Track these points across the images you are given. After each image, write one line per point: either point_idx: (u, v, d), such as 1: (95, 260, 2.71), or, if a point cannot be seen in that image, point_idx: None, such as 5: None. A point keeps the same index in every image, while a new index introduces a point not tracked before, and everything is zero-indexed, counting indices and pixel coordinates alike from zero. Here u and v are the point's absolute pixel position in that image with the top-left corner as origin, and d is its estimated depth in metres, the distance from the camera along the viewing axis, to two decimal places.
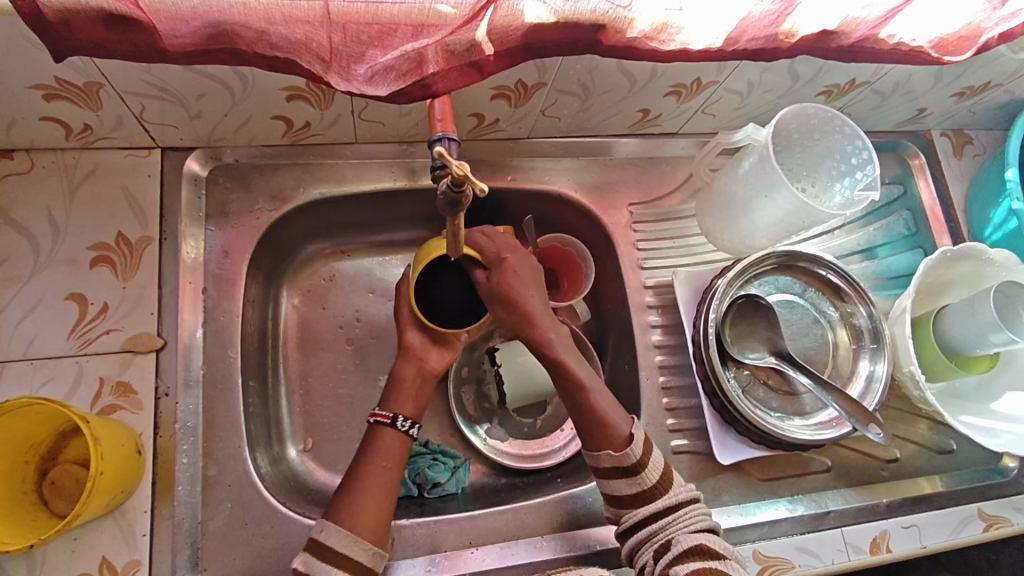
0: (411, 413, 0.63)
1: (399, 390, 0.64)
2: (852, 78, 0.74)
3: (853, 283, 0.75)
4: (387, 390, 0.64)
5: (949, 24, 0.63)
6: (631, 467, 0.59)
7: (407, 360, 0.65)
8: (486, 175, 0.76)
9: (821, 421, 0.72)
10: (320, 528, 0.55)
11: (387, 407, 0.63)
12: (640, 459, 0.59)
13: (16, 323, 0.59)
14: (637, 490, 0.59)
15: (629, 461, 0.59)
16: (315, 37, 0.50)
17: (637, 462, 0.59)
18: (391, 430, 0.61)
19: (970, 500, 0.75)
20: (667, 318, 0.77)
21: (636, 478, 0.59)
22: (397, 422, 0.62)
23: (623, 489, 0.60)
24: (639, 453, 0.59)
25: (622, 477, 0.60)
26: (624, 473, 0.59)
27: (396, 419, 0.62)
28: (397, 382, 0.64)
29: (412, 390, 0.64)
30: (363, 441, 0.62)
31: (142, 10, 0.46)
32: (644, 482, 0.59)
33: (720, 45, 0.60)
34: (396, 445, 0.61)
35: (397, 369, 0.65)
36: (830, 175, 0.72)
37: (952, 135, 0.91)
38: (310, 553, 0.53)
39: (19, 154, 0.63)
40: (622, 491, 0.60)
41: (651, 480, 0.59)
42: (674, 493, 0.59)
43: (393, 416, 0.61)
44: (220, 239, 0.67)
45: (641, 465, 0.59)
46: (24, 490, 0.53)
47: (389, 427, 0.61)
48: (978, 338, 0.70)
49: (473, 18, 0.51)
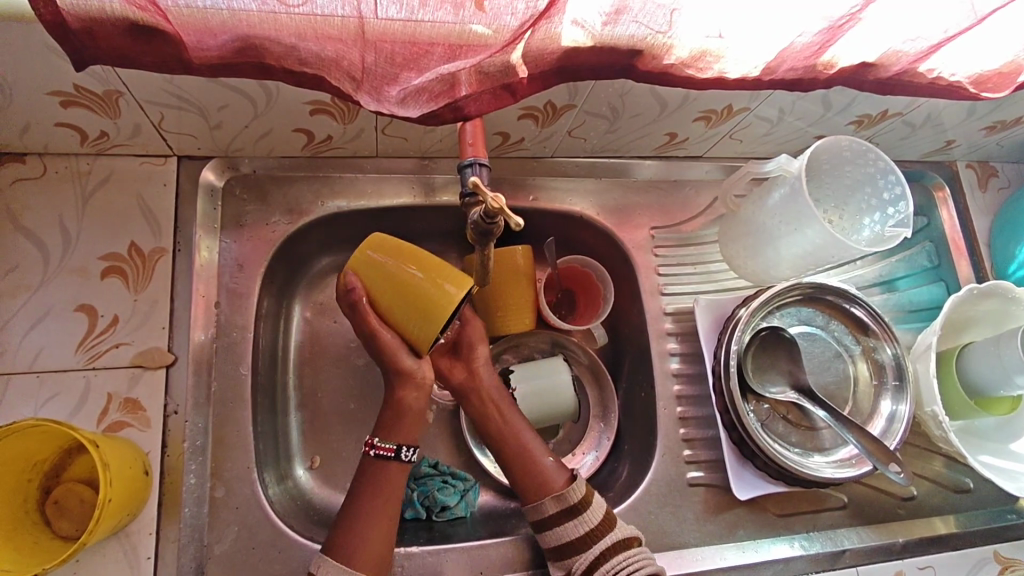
0: (412, 439, 0.61)
1: (404, 419, 0.61)
2: (885, 109, 0.72)
3: (879, 319, 0.74)
4: (383, 418, 0.61)
5: (992, 59, 0.61)
6: (576, 504, 0.60)
7: (410, 387, 0.61)
8: (508, 193, 0.75)
9: (841, 459, 0.71)
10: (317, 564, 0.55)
11: (389, 440, 0.60)
12: (582, 497, 0.61)
13: (23, 334, 0.58)
14: (583, 530, 0.59)
15: (573, 499, 0.61)
16: (347, 55, 0.48)
17: (581, 499, 0.61)
18: (396, 463, 0.59)
19: (985, 542, 0.73)
20: (686, 345, 0.75)
21: (582, 516, 0.60)
22: (401, 454, 0.60)
23: (573, 531, 0.59)
24: (582, 492, 0.61)
25: (569, 518, 0.60)
26: (570, 512, 0.60)
27: (400, 451, 0.60)
28: (397, 410, 0.61)
29: (414, 420, 0.61)
30: (360, 473, 0.60)
31: (171, 22, 0.44)
32: (590, 519, 0.60)
33: (758, 74, 0.58)
34: (397, 479, 0.59)
35: (400, 397, 0.61)
36: (860, 208, 0.71)
37: (977, 167, 0.90)
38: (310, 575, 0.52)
39: (31, 159, 0.61)
40: (570, 534, 0.59)
41: (596, 517, 0.60)
42: (617, 531, 0.60)
43: (397, 449, 0.59)
44: (235, 251, 0.66)
45: (585, 502, 0.61)
46: (25, 510, 0.52)
47: (394, 461, 0.59)
48: (1003, 378, 0.69)
49: (512, 42, 0.49)
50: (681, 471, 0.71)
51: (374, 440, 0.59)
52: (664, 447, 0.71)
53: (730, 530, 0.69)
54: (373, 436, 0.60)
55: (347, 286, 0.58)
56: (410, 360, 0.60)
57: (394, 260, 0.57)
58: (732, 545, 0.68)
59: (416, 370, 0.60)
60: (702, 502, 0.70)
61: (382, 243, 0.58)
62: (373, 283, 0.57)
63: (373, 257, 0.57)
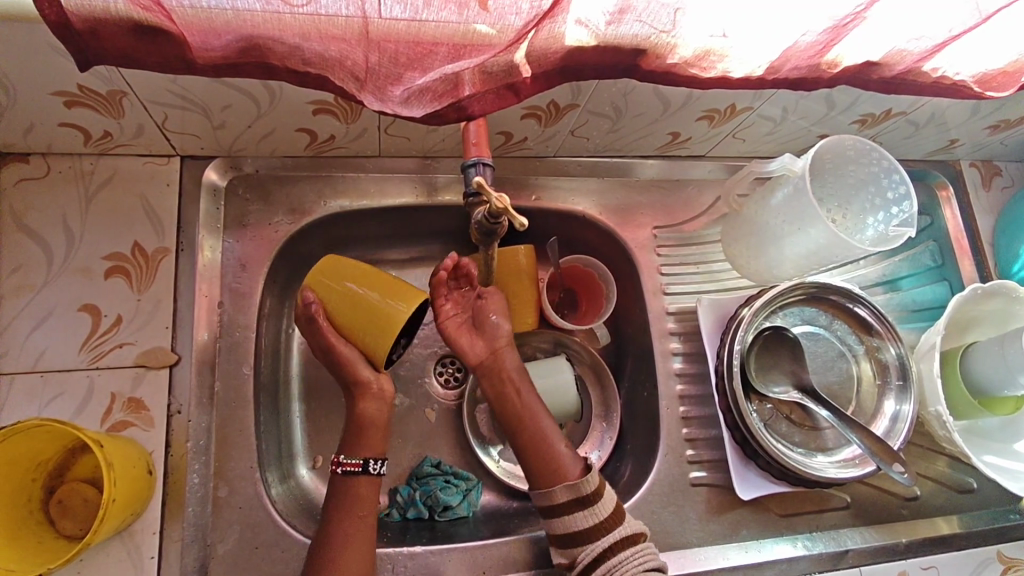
0: (378, 452, 0.62)
1: (367, 433, 0.62)
2: (888, 108, 0.72)
3: (883, 319, 0.74)
4: (347, 435, 0.62)
5: (997, 59, 0.61)
6: (587, 496, 0.60)
7: (369, 399, 0.63)
8: (510, 193, 0.75)
9: (844, 459, 0.71)
10: None
11: (355, 455, 0.61)
12: (595, 489, 0.60)
13: (26, 333, 0.58)
14: (592, 521, 0.59)
15: (585, 490, 0.60)
16: (351, 55, 0.48)
17: (594, 491, 0.60)
18: (365, 477, 0.60)
19: (989, 541, 0.73)
20: (690, 345, 0.75)
21: (593, 508, 0.59)
22: (369, 467, 0.60)
23: (581, 522, 0.59)
24: (595, 484, 0.61)
25: (579, 509, 0.60)
26: (581, 503, 0.60)
27: (367, 464, 0.60)
28: (358, 423, 0.63)
29: (377, 431, 0.63)
30: (331, 492, 0.60)
31: (175, 23, 0.44)
32: (600, 511, 0.59)
33: (761, 73, 0.58)
34: (367, 495, 0.59)
35: (359, 410, 0.63)
36: (863, 207, 0.71)
37: (981, 166, 0.90)
38: None
39: (34, 158, 0.61)
40: (579, 525, 0.59)
41: (606, 509, 0.60)
42: (626, 526, 0.59)
43: (364, 463, 0.60)
44: (238, 250, 0.66)
45: (598, 494, 0.60)
46: (29, 510, 0.52)
47: (362, 475, 0.60)
48: (1006, 378, 0.69)
49: (515, 42, 0.49)
50: (683, 470, 0.71)
51: (339, 457, 0.60)
52: (667, 446, 0.71)
53: (733, 531, 0.69)
54: (340, 454, 0.61)
55: (306, 301, 0.61)
56: (367, 372, 0.62)
57: (352, 278, 0.61)
58: (735, 545, 0.68)
59: (372, 381, 0.62)
60: (705, 502, 0.70)
61: (341, 265, 0.62)
62: (331, 299, 0.61)
63: (332, 275, 0.61)
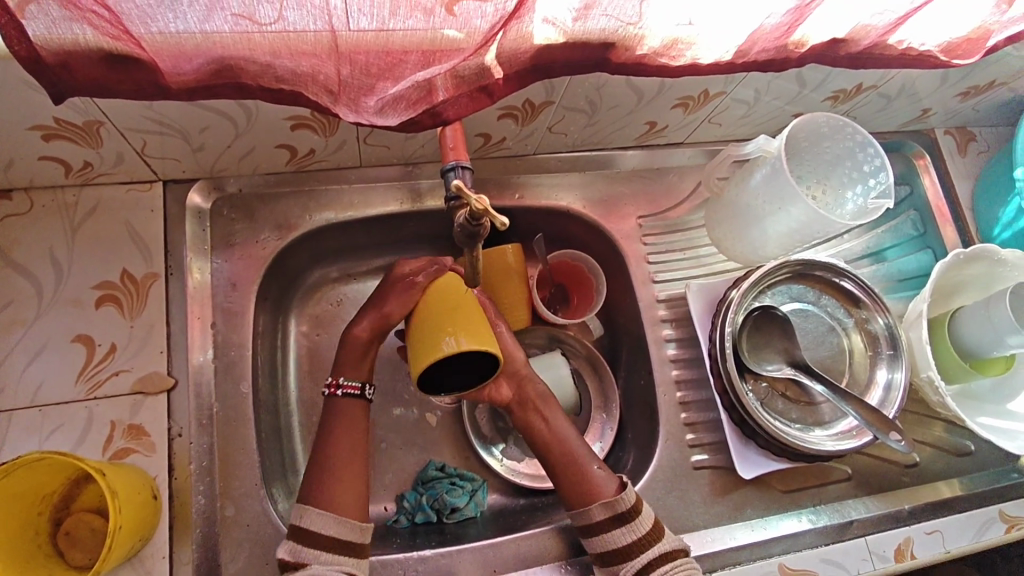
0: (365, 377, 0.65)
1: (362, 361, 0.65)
2: (859, 83, 0.73)
3: (869, 291, 0.75)
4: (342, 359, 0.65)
5: (959, 28, 0.62)
6: (625, 512, 0.60)
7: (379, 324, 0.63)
8: (494, 193, 0.75)
9: (841, 431, 0.72)
10: (300, 513, 0.55)
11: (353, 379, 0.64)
12: (632, 506, 0.60)
13: (22, 369, 0.58)
14: (632, 538, 0.59)
15: (622, 506, 0.60)
16: (322, 69, 0.48)
17: (632, 507, 0.60)
18: (359, 400, 0.63)
19: (991, 502, 0.74)
20: (681, 331, 0.76)
21: (632, 524, 0.59)
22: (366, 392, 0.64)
23: (622, 538, 0.59)
24: (632, 500, 0.60)
25: (617, 527, 0.59)
26: (618, 520, 0.59)
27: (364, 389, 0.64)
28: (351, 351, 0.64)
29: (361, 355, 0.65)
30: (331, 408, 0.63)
31: (144, 49, 0.44)
32: (639, 529, 0.59)
33: (731, 57, 0.59)
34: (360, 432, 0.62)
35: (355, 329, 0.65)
36: (842, 181, 0.71)
37: (956, 133, 0.91)
38: (296, 542, 0.54)
39: (17, 194, 0.61)
40: (618, 541, 0.59)
41: (646, 526, 0.59)
42: (664, 543, 0.59)
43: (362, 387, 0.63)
44: (227, 271, 0.66)
45: (635, 510, 0.60)
46: (37, 543, 0.52)
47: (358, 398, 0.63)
48: (995, 340, 0.69)
49: (484, 45, 0.49)
50: (685, 455, 0.71)
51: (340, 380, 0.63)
52: (666, 432, 0.72)
53: (738, 510, 0.70)
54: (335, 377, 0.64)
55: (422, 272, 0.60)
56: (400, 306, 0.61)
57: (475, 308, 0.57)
58: (741, 524, 0.69)
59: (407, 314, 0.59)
60: (708, 484, 0.71)
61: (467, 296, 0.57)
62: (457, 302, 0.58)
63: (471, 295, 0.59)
